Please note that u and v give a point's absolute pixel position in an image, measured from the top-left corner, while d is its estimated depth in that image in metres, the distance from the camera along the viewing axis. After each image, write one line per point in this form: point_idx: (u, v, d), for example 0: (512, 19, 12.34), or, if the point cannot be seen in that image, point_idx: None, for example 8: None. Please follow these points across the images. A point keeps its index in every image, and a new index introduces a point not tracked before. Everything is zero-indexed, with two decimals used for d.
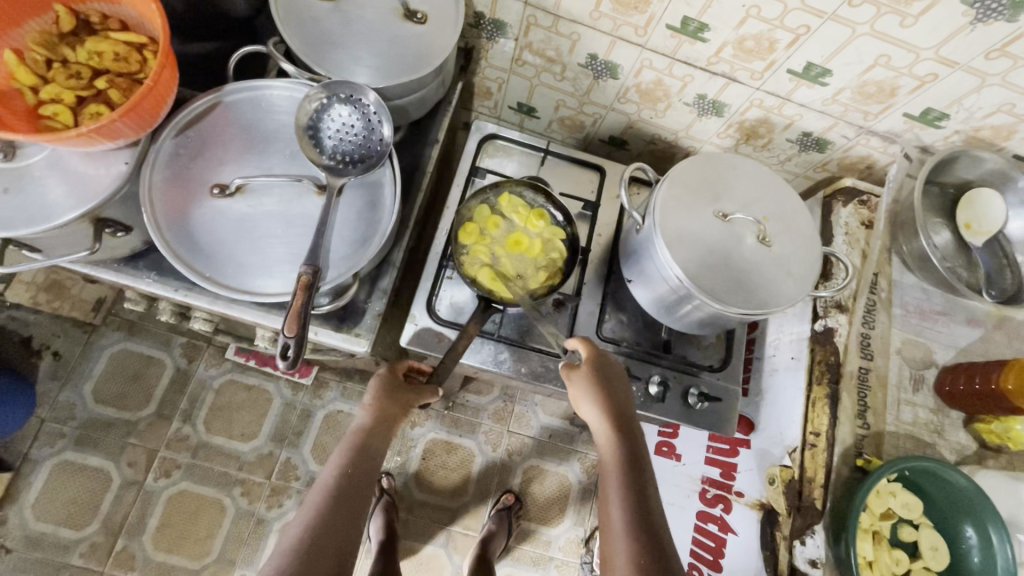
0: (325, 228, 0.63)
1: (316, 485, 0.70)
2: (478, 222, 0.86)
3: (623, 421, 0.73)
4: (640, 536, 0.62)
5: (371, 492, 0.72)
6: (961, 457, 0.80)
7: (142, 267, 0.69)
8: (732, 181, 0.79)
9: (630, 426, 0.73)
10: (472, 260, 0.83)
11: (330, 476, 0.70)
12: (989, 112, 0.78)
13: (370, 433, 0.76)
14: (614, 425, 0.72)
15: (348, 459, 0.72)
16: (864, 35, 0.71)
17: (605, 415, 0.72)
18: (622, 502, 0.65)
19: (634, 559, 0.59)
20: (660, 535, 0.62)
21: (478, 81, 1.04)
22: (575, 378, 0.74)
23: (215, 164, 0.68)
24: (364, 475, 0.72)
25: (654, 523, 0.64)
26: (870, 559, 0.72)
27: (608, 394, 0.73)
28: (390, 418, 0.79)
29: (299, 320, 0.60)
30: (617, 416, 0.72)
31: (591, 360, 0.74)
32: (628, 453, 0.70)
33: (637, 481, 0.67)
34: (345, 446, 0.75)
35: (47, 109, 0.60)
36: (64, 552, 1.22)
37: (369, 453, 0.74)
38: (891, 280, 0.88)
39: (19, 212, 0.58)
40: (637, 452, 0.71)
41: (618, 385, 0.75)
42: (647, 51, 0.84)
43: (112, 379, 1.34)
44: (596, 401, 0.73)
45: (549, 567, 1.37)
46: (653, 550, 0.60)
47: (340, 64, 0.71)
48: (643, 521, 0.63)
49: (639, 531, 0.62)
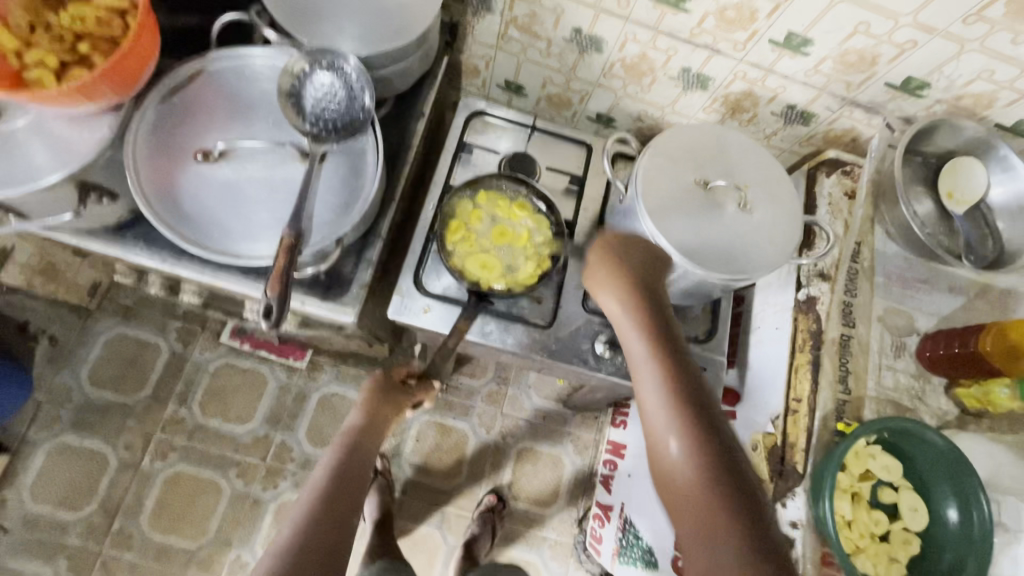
0: (307, 193, 0.64)
1: (307, 485, 0.72)
2: (461, 218, 0.87)
3: (650, 304, 0.72)
4: (677, 405, 0.62)
5: (362, 491, 0.74)
6: (942, 422, 0.81)
7: (130, 238, 0.70)
8: (715, 149, 0.79)
9: (659, 304, 0.72)
10: (460, 255, 0.84)
11: (321, 475, 0.73)
12: (969, 80, 0.78)
13: (361, 436, 0.79)
14: (638, 308, 0.71)
15: (339, 459, 0.75)
16: (842, 2, 0.72)
17: (626, 299, 0.72)
18: (655, 373, 0.65)
19: (674, 427, 0.61)
20: (697, 397, 0.63)
21: (465, 59, 1.04)
22: (596, 276, 0.76)
23: (200, 131, 0.69)
24: (354, 474, 0.74)
25: (690, 387, 0.64)
26: (849, 518, 0.73)
27: (628, 278, 0.73)
28: (385, 421, 0.82)
29: (281, 280, 0.60)
30: (641, 299, 0.72)
31: (606, 254, 0.77)
32: (653, 331, 0.69)
33: (666, 352, 0.67)
34: (337, 446, 0.77)
35: (31, 73, 0.61)
36: (62, 532, 1.23)
37: (360, 455, 0.77)
38: (874, 250, 0.88)
39: (5, 174, 0.59)
40: (665, 326, 0.70)
41: (641, 270, 0.74)
42: (631, 23, 0.85)
43: (108, 362, 1.35)
44: (616, 288, 0.73)
45: (543, 547, 1.38)
46: (691, 413, 0.61)
47: (323, 34, 0.72)
48: (678, 390, 0.64)
49: (676, 399, 0.63)
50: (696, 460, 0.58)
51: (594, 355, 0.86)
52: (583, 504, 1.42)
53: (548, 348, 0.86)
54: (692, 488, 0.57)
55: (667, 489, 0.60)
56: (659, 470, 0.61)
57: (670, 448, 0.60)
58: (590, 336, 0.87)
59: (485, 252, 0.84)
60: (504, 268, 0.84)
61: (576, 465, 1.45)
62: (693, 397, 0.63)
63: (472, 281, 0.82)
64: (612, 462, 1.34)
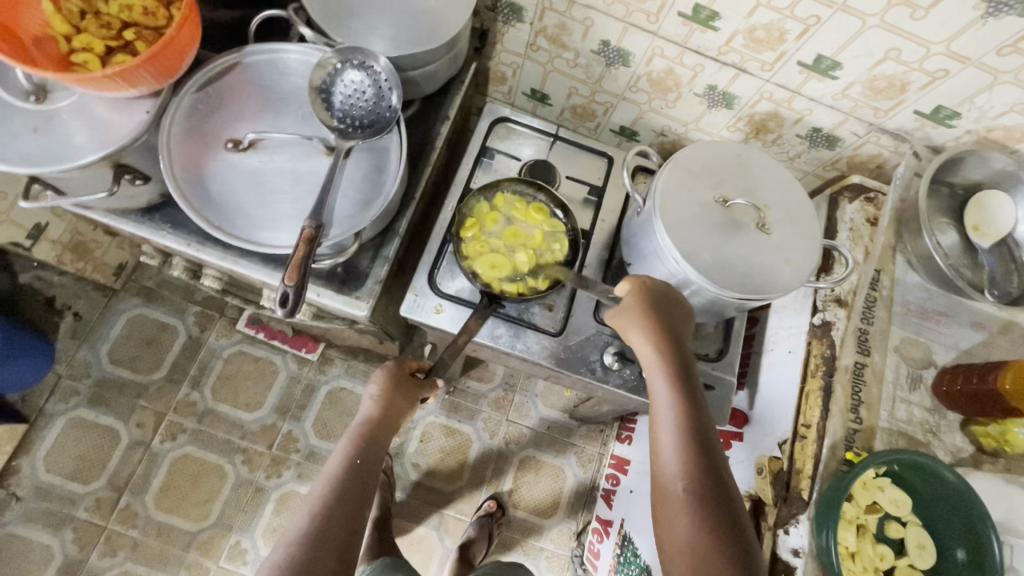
0: (330, 187, 0.66)
1: (322, 474, 0.71)
2: (477, 218, 0.88)
3: (673, 340, 0.70)
4: (692, 467, 0.61)
5: (375, 482, 0.73)
6: (955, 459, 0.80)
7: (158, 219, 0.73)
8: (737, 167, 0.79)
9: (683, 354, 0.70)
10: (471, 253, 0.85)
11: (335, 468, 0.71)
12: (1001, 112, 0.77)
13: (375, 426, 0.78)
14: (667, 359, 0.69)
15: (356, 450, 0.74)
16: (874, 27, 0.71)
17: (657, 347, 0.69)
18: (675, 426, 0.64)
19: (685, 488, 0.60)
20: (717, 465, 0.62)
21: (493, 66, 1.06)
22: (623, 313, 0.72)
23: (232, 120, 0.71)
24: (369, 466, 0.73)
25: (709, 452, 0.63)
26: (852, 549, 0.71)
27: (659, 323, 0.70)
28: (398, 411, 0.81)
29: (299, 269, 0.62)
30: (672, 349, 0.69)
31: (640, 292, 0.72)
32: (680, 380, 0.67)
33: (690, 407, 0.65)
34: (352, 435, 0.76)
35: (78, 56, 0.65)
36: (71, 504, 1.26)
37: (374, 445, 0.76)
38: (893, 279, 0.87)
39: (44, 150, 0.61)
40: (688, 374, 0.68)
41: (672, 315, 0.72)
42: (659, 38, 0.85)
43: (127, 341, 1.39)
44: (645, 330, 0.70)
45: (538, 557, 1.37)
46: (707, 482, 0.61)
47: (356, 33, 0.74)
48: (696, 451, 0.62)
49: (696, 461, 0.62)
50: (702, 527, 0.58)
51: (602, 365, 0.86)
52: (583, 517, 1.40)
53: (557, 356, 0.86)
54: (693, 553, 0.57)
55: (665, 542, 0.60)
56: (659, 520, 0.61)
57: (675, 505, 0.60)
58: (600, 347, 0.87)
59: (497, 252, 0.85)
60: (513, 269, 0.84)
61: (578, 476, 1.44)
62: (710, 460, 0.62)
63: (482, 282, 0.82)
64: (614, 476, 1.33)
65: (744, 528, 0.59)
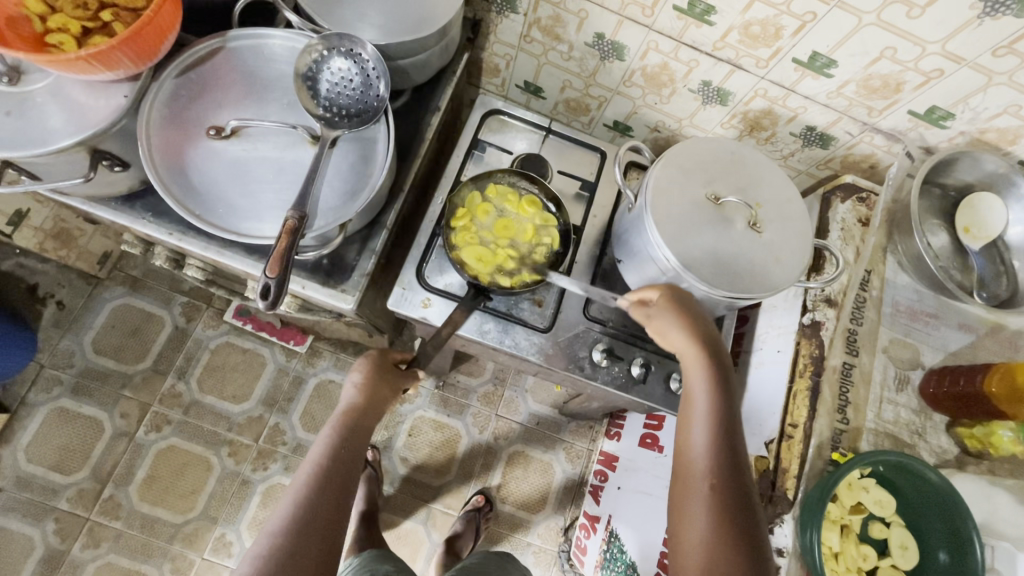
0: (315, 177, 0.64)
1: (305, 463, 0.69)
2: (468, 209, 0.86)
3: (711, 348, 0.70)
4: (720, 470, 0.62)
5: (359, 471, 0.72)
6: (940, 460, 0.80)
7: (138, 208, 0.72)
8: (730, 164, 0.78)
9: (723, 365, 0.70)
10: (460, 245, 0.83)
11: (318, 456, 0.70)
12: (995, 113, 0.77)
13: (360, 412, 0.77)
14: (703, 361, 0.69)
15: (339, 438, 0.73)
16: (870, 24, 0.70)
17: (695, 347, 0.69)
18: (705, 428, 0.65)
19: (711, 487, 0.61)
20: (742, 471, 0.63)
21: (486, 57, 1.04)
22: (659, 311, 0.72)
23: (213, 106, 0.70)
24: (353, 455, 0.72)
25: (737, 456, 0.64)
26: (835, 550, 0.71)
27: (699, 329, 0.70)
28: (382, 399, 0.80)
29: (280, 262, 0.60)
30: (709, 352, 0.69)
31: (677, 297, 0.72)
32: (718, 387, 0.67)
33: (725, 415, 0.66)
34: (334, 424, 0.75)
35: (53, 37, 0.63)
36: (53, 495, 1.24)
37: (358, 433, 0.75)
38: (883, 279, 0.87)
39: (18, 134, 0.59)
40: (726, 384, 0.68)
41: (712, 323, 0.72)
42: (654, 32, 0.84)
43: (111, 331, 1.36)
44: (686, 332, 0.70)
45: (526, 552, 1.37)
46: (733, 484, 0.62)
47: (343, 20, 0.72)
48: (726, 456, 0.63)
49: (723, 466, 0.63)
50: (723, 526, 0.59)
51: (591, 362, 0.85)
52: (570, 513, 1.40)
53: (546, 352, 0.85)
54: (708, 548, 0.58)
55: (683, 538, 0.60)
56: (678, 514, 0.62)
57: (699, 501, 0.61)
58: (589, 343, 0.86)
59: (487, 245, 0.83)
60: (502, 263, 0.82)
61: (567, 472, 1.44)
62: (737, 467, 0.63)
63: (470, 273, 0.81)
64: (603, 472, 1.34)
65: (761, 530, 0.60)
